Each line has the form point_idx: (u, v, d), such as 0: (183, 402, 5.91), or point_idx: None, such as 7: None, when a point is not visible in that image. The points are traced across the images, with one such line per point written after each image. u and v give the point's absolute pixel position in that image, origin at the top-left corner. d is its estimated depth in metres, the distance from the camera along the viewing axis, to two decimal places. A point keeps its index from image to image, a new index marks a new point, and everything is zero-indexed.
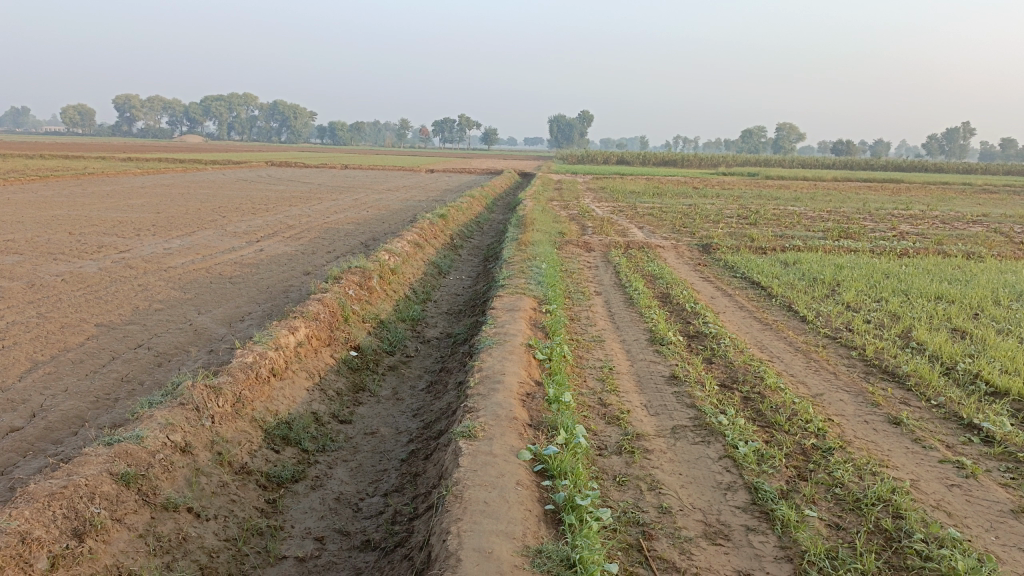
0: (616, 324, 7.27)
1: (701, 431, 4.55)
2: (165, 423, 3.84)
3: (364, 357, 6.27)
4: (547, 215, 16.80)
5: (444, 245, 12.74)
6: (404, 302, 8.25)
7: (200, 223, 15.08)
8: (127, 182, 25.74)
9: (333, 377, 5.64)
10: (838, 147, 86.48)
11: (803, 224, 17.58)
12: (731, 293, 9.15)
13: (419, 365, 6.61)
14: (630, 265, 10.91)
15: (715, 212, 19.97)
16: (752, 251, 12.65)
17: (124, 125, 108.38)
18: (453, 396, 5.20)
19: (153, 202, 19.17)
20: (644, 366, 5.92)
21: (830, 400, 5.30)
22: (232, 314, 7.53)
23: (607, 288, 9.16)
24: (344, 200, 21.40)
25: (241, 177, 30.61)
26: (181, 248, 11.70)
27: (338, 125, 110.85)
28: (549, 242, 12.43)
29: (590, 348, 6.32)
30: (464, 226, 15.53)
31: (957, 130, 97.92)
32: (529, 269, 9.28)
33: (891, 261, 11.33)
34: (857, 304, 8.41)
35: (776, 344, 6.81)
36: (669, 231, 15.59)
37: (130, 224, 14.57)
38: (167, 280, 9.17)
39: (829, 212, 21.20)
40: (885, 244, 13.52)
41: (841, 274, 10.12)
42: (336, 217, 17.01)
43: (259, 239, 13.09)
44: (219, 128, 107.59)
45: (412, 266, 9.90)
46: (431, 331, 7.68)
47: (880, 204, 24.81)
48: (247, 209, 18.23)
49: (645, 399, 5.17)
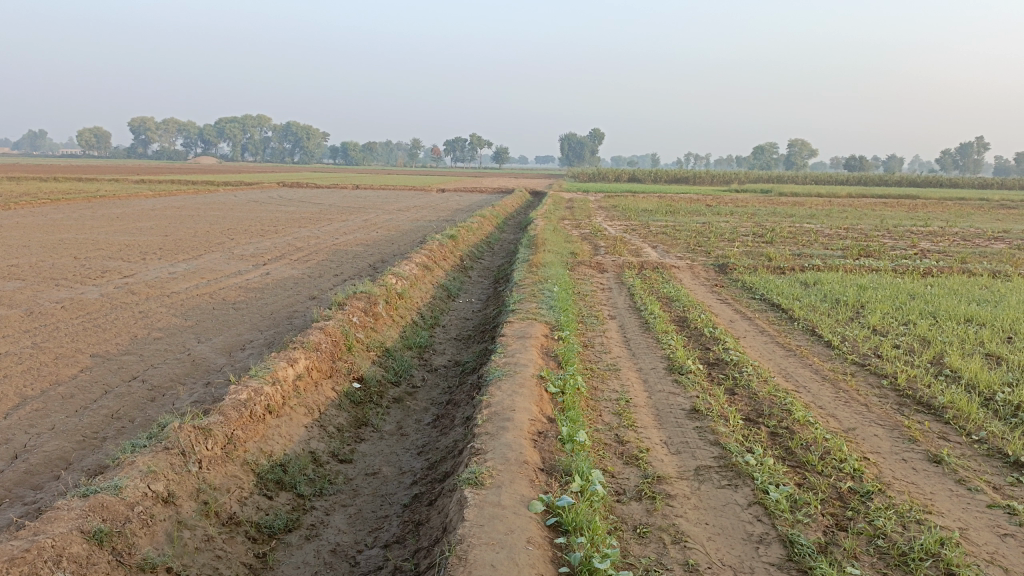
0: (632, 351, 6.94)
1: (727, 473, 4.21)
2: (146, 471, 3.56)
3: (367, 390, 5.97)
4: (559, 235, 16.52)
5: (454, 266, 12.48)
6: (411, 329, 7.96)
7: (207, 246, 14.89)
8: (138, 204, 25.72)
9: (334, 412, 5.34)
10: (850, 163, 85.97)
11: (821, 242, 17.20)
12: (751, 316, 8.80)
13: (426, 396, 6.29)
14: (645, 287, 10.59)
15: (730, 230, 19.65)
16: (769, 271, 12.31)
17: (139, 148, 109.53)
18: (460, 432, 4.88)
19: (162, 224, 19.04)
20: (662, 398, 5.59)
21: (863, 436, 4.93)
22: (232, 342, 7.26)
23: (622, 311, 8.83)
24: (354, 221, 21.19)
25: (251, 198, 30.55)
26: (186, 273, 11.49)
27: (350, 145, 111.48)
28: (561, 263, 12.15)
29: (605, 379, 5.99)
30: (474, 247, 15.28)
31: (971, 145, 97.22)
32: (540, 292, 8.98)
33: (915, 281, 10.95)
34: (883, 328, 8.04)
35: (801, 372, 6.46)
36: (683, 250, 15.29)
37: (137, 248, 14.40)
38: (169, 307, 8.93)
39: (845, 229, 20.82)
40: (906, 263, 13.14)
41: (864, 295, 9.76)
42: (344, 239, 16.80)
43: (265, 262, 12.87)
44: (233, 149, 108.41)
45: (420, 290, 9.62)
46: (439, 359, 7.37)
47: (897, 221, 24.35)
48: (255, 231, 18.06)
49: (664, 436, 4.83)
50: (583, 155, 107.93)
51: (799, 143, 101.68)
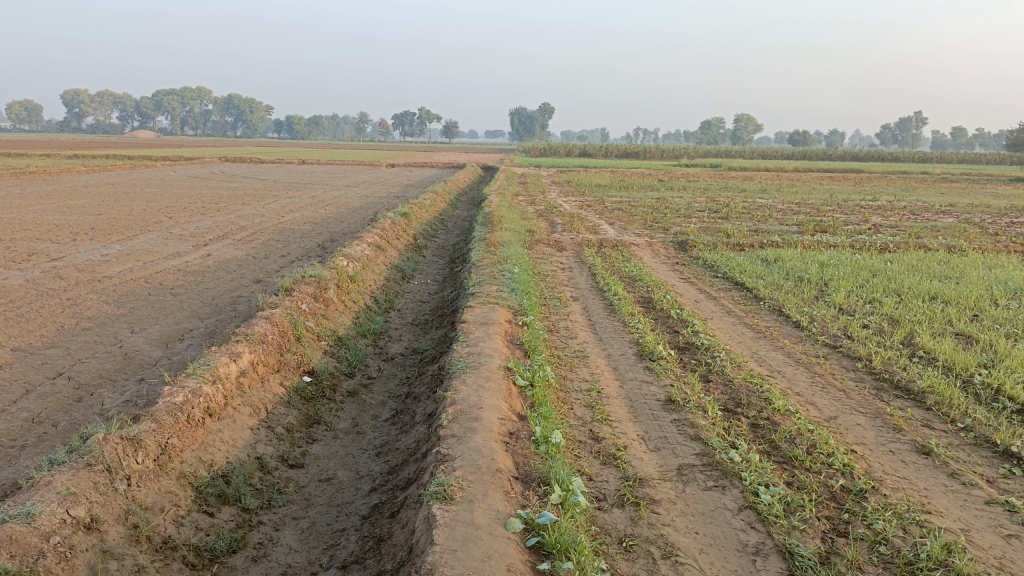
0: (599, 336, 6.63)
1: (712, 472, 3.92)
2: (65, 494, 3.08)
3: (318, 384, 5.53)
4: (515, 211, 16.11)
5: (407, 246, 12.00)
6: (365, 314, 7.51)
7: (144, 226, 14.07)
8: (68, 181, 24.44)
9: (282, 411, 4.89)
10: (795, 137, 87.27)
11: (775, 217, 17.15)
12: (716, 296, 8.57)
13: (382, 389, 5.88)
14: (606, 266, 10.30)
15: (685, 205, 19.53)
16: (729, 248, 12.14)
17: (72, 121, 105.00)
18: (422, 431, 4.50)
19: (95, 202, 18.02)
20: (635, 387, 5.28)
21: (847, 426, 4.71)
22: (170, 333, 6.72)
23: (584, 292, 8.51)
24: (301, 198, 20.42)
25: (192, 174, 29.34)
26: (120, 255, 10.76)
27: (296, 119, 108.76)
28: (519, 241, 11.78)
29: (574, 367, 5.66)
30: (427, 224, 14.79)
31: (911, 120, 99.65)
32: (500, 273, 8.60)
33: (874, 257, 10.90)
34: (850, 307, 7.89)
35: (774, 355, 6.24)
36: (641, 227, 15.06)
37: (67, 228, 13.52)
38: (100, 293, 8.27)
39: (798, 204, 20.89)
40: (862, 239, 13.13)
41: (827, 272, 9.63)
42: (291, 216, 16.11)
43: (207, 243, 12.19)
44: (172, 123, 104.73)
45: (373, 272, 9.15)
46: (395, 347, 6.94)
47: (847, 196, 24.56)
48: (196, 209, 17.20)
49: (641, 430, 4.52)
50: (533, 129, 107.36)
51: (746, 118, 102.82)
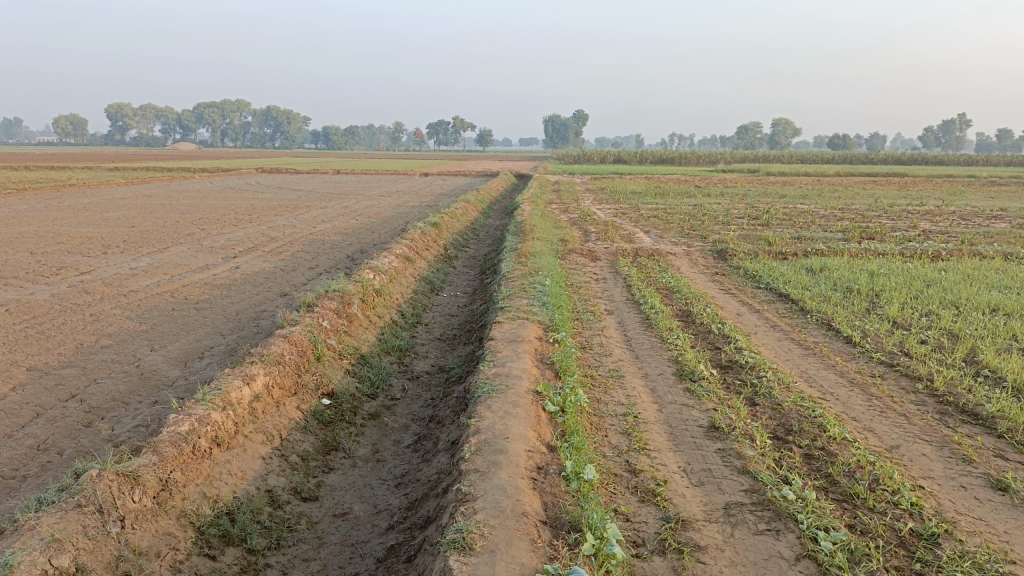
0: (635, 354, 6.24)
1: (763, 513, 3.52)
2: (48, 541, 2.82)
3: (338, 407, 5.23)
4: (548, 220, 15.76)
5: (437, 257, 11.73)
6: (390, 330, 7.22)
7: (175, 238, 14.02)
8: (107, 193, 24.72)
9: (298, 437, 4.61)
10: (835, 140, 85.53)
11: (818, 224, 16.55)
12: (759, 308, 8.13)
13: (406, 411, 5.56)
14: (642, 277, 9.91)
15: (723, 212, 19.01)
16: (771, 256, 11.64)
17: (117, 135, 107.70)
18: (444, 460, 4.18)
19: (130, 215, 18.11)
20: (675, 412, 4.89)
21: (911, 458, 4.27)
22: (190, 351, 6.50)
23: (619, 305, 8.13)
24: (333, 208, 20.34)
25: (228, 185, 29.58)
26: (147, 269, 10.66)
27: (332, 130, 109.99)
28: (551, 251, 11.45)
29: (609, 389, 5.29)
30: (459, 234, 14.53)
31: (955, 122, 97.24)
32: (531, 285, 8.27)
33: (926, 266, 10.33)
34: (903, 320, 7.39)
35: (825, 374, 5.79)
36: (677, 235, 14.62)
37: (99, 241, 13.53)
38: (123, 308, 8.12)
39: (840, 210, 20.22)
40: (912, 245, 12.52)
41: (877, 283, 9.10)
42: (322, 227, 15.98)
43: (236, 255, 12.06)
44: (212, 135, 106.57)
45: (400, 284, 8.89)
46: (421, 365, 6.63)
47: (892, 200, 23.76)
48: (229, 221, 17.19)
49: (682, 462, 4.13)
50: (567, 136, 107.05)
51: (784, 122, 101.33)
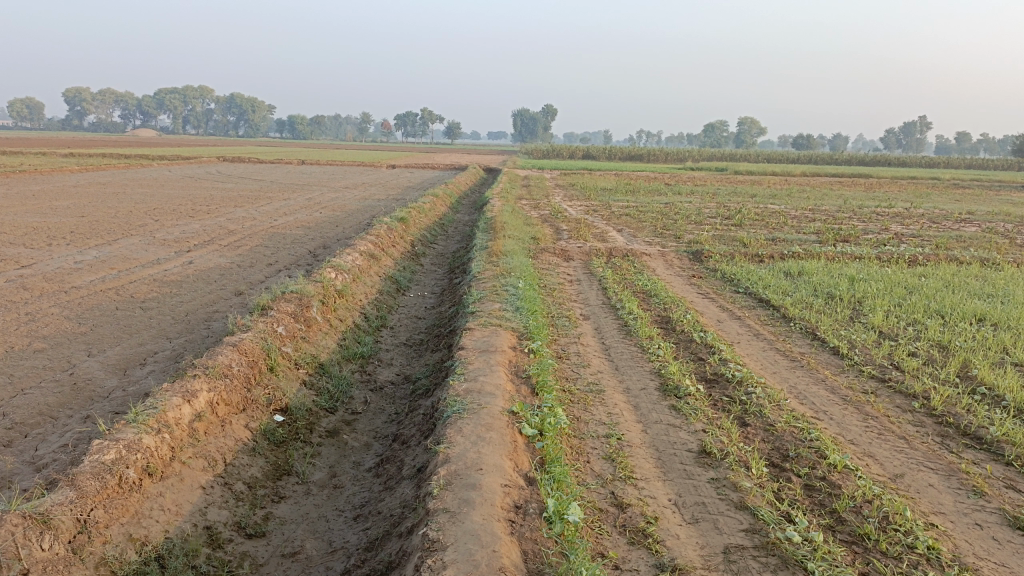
0: (615, 365, 5.85)
1: (768, 558, 3.15)
2: None
3: (292, 424, 4.75)
4: (518, 217, 15.33)
5: (403, 254, 11.23)
6: (352, 334, 6.73)
7: (127, 229, 13.29)
8: (59, 180, 23.66)
9: (246, 461, 4.12)
10: (800, 140, 86.37)
11: (791, 224, 16.37)
12: (740, 315, 7.79)
13: (367, 428, 5.10)
14: (617, 279, 9.54)
15: (695, 211, 18.77)
16: (747, 259, 11.36)
17: (74, 119, 104.70)
18: (409, 490, 3.73)
19: (82, 203, 17.25)
20: (661, 433, 4.50)
21: (917, 489, 3.95)
22: (132, 357, 5.95)
23: (596, 310, 7.74)
24: (297, 200, 19.69)
25: (188, 174, 28.60)
26: (94, 262, 9.99)
27: (298, 119, 108.27)
28: (523, 250, 11.03)
29: (589, 406, 4.89)
30: (427, 230, 14.04)
31: (915, 125, 99.00)
32: (503, 287, 7.84)
33: (905, 272, 10.12)
34: (889, 331, 7.12)
35: (816, 390, 5.46)
36: (651, 234, 14.32)
37: (44, 231, 12.75)
38: (62, 307, 7.49)
39: (811, 210, 20.14)
40: (889, 250, 12.34)
41: (859, 289, 8.84)
42: (284, 220, 15.35)
43: (191, 249, 11.41)
44: (174, 121, 104.12)
45: (364, 284, 8.39)
46: (385, 374, 6.16)
47: (861, 202, 23.79)
48: (185, 211, 16.45)
49: (673, 494, 3.74)
50: (536, 131, 106.77)
51: (750, 122, 102.27)
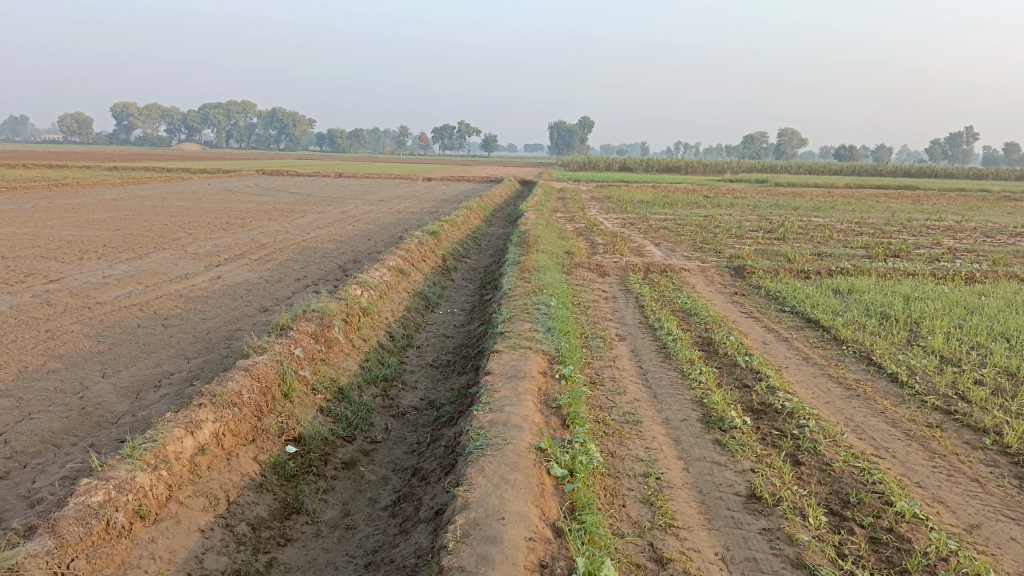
0: (653, 392, 5.44)
1: None
2: None
3: (305, 457, 4.43)
4: (553, 230, 14.96)
5: (434, 269, 10.96)
6: (375, 356, 6.42)
7: (160, 243, 13.24)
8: (100, 193, 23.97)
9: (251, 499, 3.81)
10: (841, 151, 84.64)
11: (836, 238, 15.77)
12: (787, 336, 7.33)
13: (387, 459, 4.76)
14: (655, 296, 9.13)
15: (736, 224, 18.26)
16: (792, 275, 10.84)
17: (122, 134, 107.42)
18: (425, 537, 3.37)
19: (119, 217, 17.33)
20: (705, 473, 4.09)
21: (999, 543, 3.49)
22: (146, 379, 5.71)
23: (632, 330, 7.32)
24: (330, 213, 19.62)
25: (226, 187, 28.87)
26: (122, 277, 9.88)
27: (337, 132, 109.57)
28: (556, 265, 10.68)
29: (626, 440, 4.49)
30: (459, 244, 13.76)
31: (962, 135, 96.52)
32: (535, 305, 7.49)
33: (964, 290, 9.52)
34: (951, 355, 6.59)
35: (875, 424, 4.99)
36: (690, 249, 13.84)
37: (78, 245, 12.76)
38: (83, 324, 7.32)
39: (857, 223, 19.44)
40: (943, 266, 11.71)
41: (915, 308, 8.29)
42: (315, 233, 15.22)
43: (220, 263, 11.27)
44: (217, 136, 106.12)
45: (392, 301, 8.11)
46: (408, 399, 5.83)
47: (909, 215, 22.97)
48: (219, 225, 16.42)
49: (719, 547, 3.33)
50: (572, 143, 106.54)
51: (790, 134, 100.78)
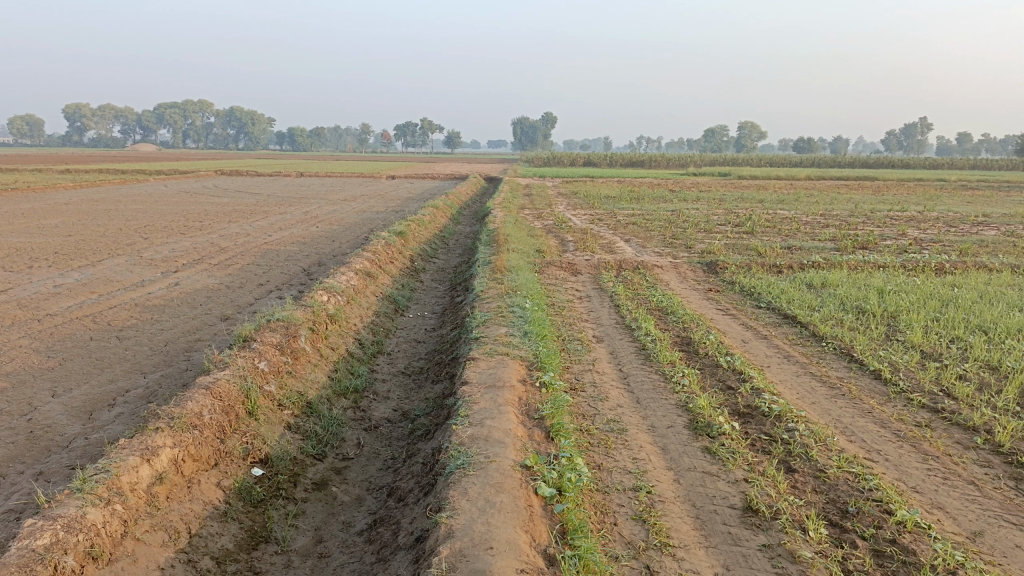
0: (636, 397, 5.25)
1: None
2: None
3: (273, 480, 4.15)
4: (521, 228, 14.74)
5: (402, 270, 10.67)
6: (344, 365, 6.13)
7: (115, 249, 12.72)
8: (51, 197, 23.14)
9: (216, 531, 3.53)
10: (800, 143, 85.71)
11: (804, 231, 15.81)
12: (766, 334, 7.21)
13: (360, 477, 4.50)
14: (630, 294, 8.97)
15: (703, 219, 18.23)
16: (765, 270, 10.77)
17: (74, 136, 104.57)
18: (406, 568, 3.13)
19: (71, 222, 16.69)
20: (697, 484, 3.91)
21: (1004, 552, 3.36)
22: (100, 397, 5.35)
23: (609, 332, 7.13)
24: (293, 214, 19.17)
25: (184, 188, 28.13)
26: (74, 286, 9.42)
27: (297, 131, 108.10)
28: (528, 265, 10.47)
29: (612, 451, 4.29)
30: (427, 244, 13.48)
31: (916, 126, 98.56)
32: (509, 308, 7.27)
33: (935, 282, 9.52)
34: (931, 350, 6.53)
35: (865, 425, 4.86)
36: (660, 244, 13.73)
37: (27, 252, 12.19)
38: (31, 339, 6.90)
39: (822, 215, 19.57)
40: (912, 257, 11.75)
41: (891, 302, 8.24)
42: (278, 235, 14.80)
43: (178, 269, 10.84)
44: (173, 136, 103.89)
45: (360, 306, 7.82)
46: (380, 411, 5.56)
47: (872, 206, 23.23)
48: (177, 228, 15.89)
49: (720, 567, 3.15)
50: (535, 139, 106.49)
51: (750, 127, 101.97)
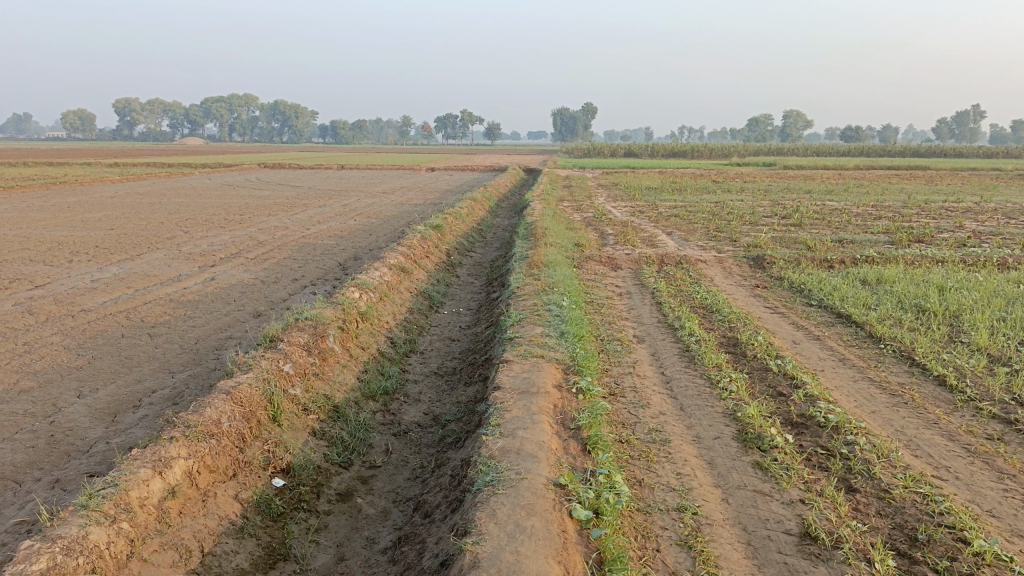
0: (680, 405, 4.92)
1: None
2: None
3: (294, 492, 3.94)
4: (560, 221, 14.41)
5: (438, 265, 10.44)
6: (373, 366, 5.91)
7: (154, 243, 12.74)
8: (97, 191, 23.47)
9: (230, 549, 3.33)
10: (847, 132, 83.36)
11: (855, 223, 15.18)
12: (818, 335, 6.80)
13: (387, 487, 4.27)
14: (672, 291, 8.61)
15: (748, 210, 17.68)
16: (815, 265, 10.29)
17: (124, 130, 106.75)
18: None
19: (114, 216, 16.84)
20: (749, 506, 3.58)
21: None
22: (125, 398, 5.20)
23: (651, 331, 6.80)
24: (332, 207, 19.10)
25: (226, 181, 28.38)
26: (110, 282, 9.39)
27: (339, 124, 109.04)
28: (566, 259, 10.17)
29: (654, 464, 3.99)
30: (464, 237, 13.25)
31: (971, 114, 95.25)
32: (546, 306, 6.97)
33: (1001, 278, 8.94)
34: (999, 353, 6.06)
35: (931, 438, 4.47)
36: (704, 238, 13.29)
37: (69, 247, 12.26)
38: (63, 336, 6.83)
39: (874, 207, 18.85)
40: (972, 251, 11.14)
41: (953, 299, 7.74)
42: (315, 229, 14.72)
43: (214, 263, 10.78)
44: (219, 130, 105.53)
45: (393, 303, 7.60)
46: (410, 415, 5.32)
47: (926, 196, 22.32)
48: (217, 222, 15.91)
49: None
50: (576, 130, 105.69)
51: (795, 116, 99.76)
